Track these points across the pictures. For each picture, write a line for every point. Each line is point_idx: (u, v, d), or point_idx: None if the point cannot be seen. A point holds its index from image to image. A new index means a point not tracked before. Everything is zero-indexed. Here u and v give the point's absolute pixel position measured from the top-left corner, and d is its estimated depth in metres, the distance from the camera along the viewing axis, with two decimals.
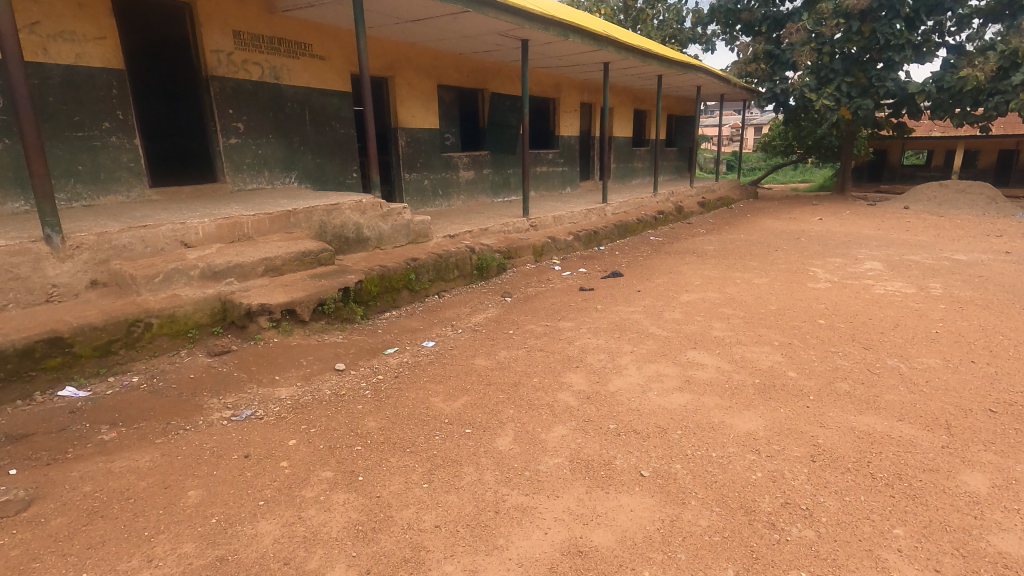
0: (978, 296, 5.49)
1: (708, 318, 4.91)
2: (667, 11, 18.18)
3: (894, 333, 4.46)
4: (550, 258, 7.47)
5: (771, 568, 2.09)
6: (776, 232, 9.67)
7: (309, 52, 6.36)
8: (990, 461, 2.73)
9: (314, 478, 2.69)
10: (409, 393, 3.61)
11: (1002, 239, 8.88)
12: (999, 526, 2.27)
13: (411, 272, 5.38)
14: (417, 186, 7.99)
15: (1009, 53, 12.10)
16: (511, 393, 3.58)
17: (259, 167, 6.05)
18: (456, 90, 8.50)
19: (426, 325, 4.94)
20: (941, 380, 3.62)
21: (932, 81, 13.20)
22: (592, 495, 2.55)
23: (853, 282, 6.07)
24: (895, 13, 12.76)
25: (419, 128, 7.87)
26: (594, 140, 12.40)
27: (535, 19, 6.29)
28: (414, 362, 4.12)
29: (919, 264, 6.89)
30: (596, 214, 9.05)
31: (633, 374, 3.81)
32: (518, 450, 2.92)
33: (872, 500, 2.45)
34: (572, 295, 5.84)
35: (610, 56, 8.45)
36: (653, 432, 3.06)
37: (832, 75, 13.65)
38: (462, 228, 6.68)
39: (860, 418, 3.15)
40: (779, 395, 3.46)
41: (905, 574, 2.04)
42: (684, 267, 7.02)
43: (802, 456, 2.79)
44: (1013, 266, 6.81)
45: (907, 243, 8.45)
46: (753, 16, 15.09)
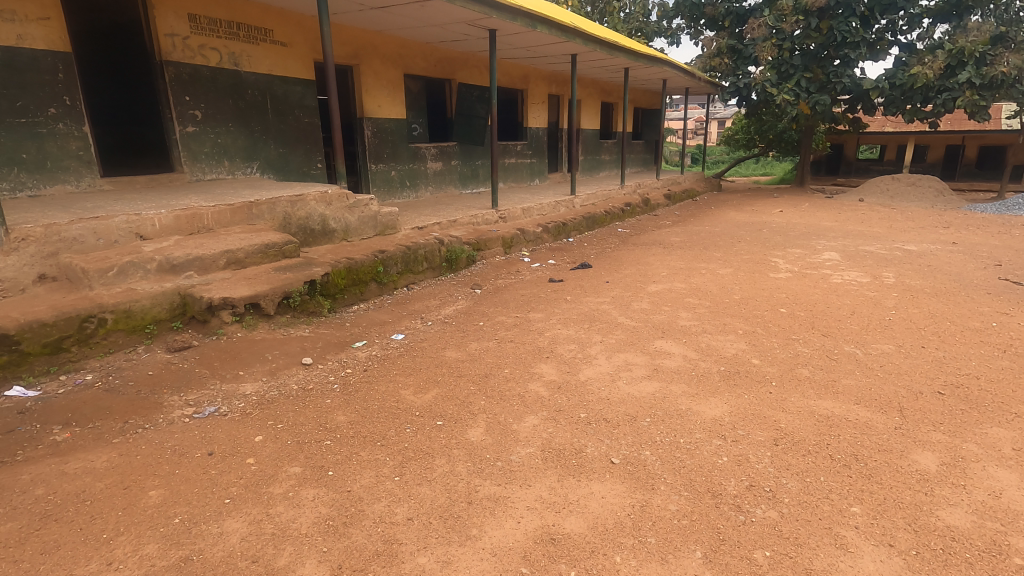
0: (928, 284, 5.75)
1: (674, 308, 5.01)
2: (633, 4, 18.33)
3: (851, 320, 4.64)
4: (519, 250, 7.47)
5: (736, 549, 2.15)
6: (738, 224, 9.89)
7: (270, 38, 6.17)
8: (939, 440, 2.87)
9: (281, 474, 2.63)
10: (379, 386, 3.56)
11: (949, 230, 9.31)
12: (946, 501, 2.40)
13: (379, 265, 5.30)
14: (383, 177, 7.86)
15: (955, 52, 12.65)
16: (482, 384, 3.58)
17: (218, 156, 5.85)
18: (422, 79, 8.38)
19: (395, 318, 4.88)
20: (894, 365, 3.80)
21: (885, 78, 13.68)
22: (564, 483, 2.57)
23: (811, 272, 6.28)
24: (851, 11, 13.15)
25: (385, 118, 7.74)
26: (562, 131, 12.45)
27: (503, 9, 6.23)
28: (384, 355, 4.07)
29: (874, 255, 7.17)
30: (564, 206, 9.08)
31: (602, 363, 3.85)
32: (490, 441, 2.93)
33: (831, 480, 2.55)
34: (541, 286, 5.84)
35: (578, 48, 8.46)
36: (623, 420, 3.10)
37: (792, 71, 14.00)
38: (430, 219, 6.63)
39: (820, 402, 3.27)
40: (744, 381, 3.56)
41: (863, 550, 2.13)
42: (651, 258, 7.13)
43: (765, 440, 2.88)
44: (959, 256, 7.16)
45: (863, 234, 8.77)
46: (716, 10, 15.34)
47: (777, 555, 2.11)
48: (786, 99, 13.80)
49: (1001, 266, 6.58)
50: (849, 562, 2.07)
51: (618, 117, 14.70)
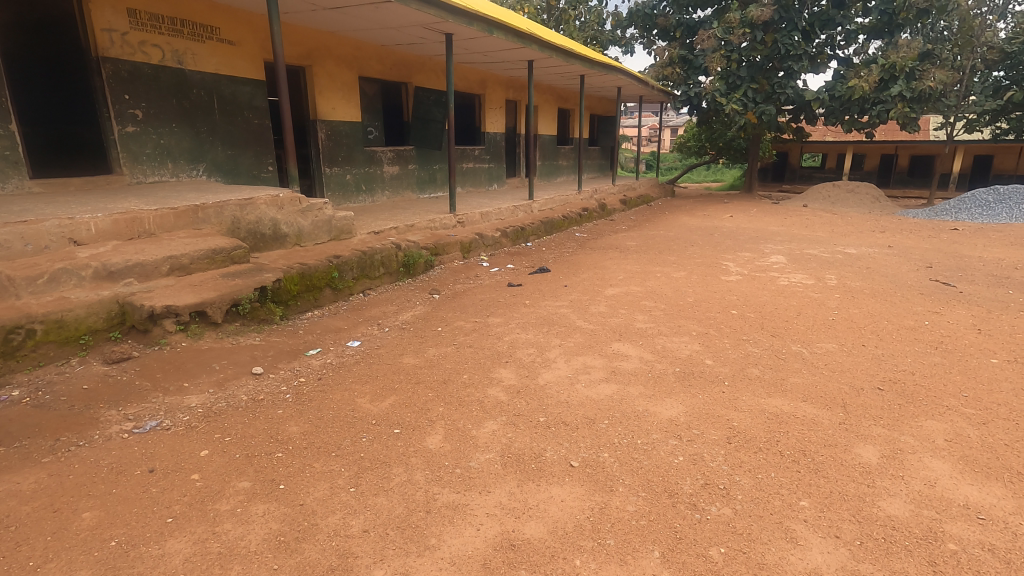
0: (867, 285, 6.06)
1: (631, 310, 5.09)
2: (588, 13, 18.65)
3: (798, 321, 4.83)
4: (478, 254, 7.45)
5: (692, 546, 2.19)
6: (691, 228, 10.17)
7: (216, 37, 5.94)
8: (879, 434, 3.01)
9: (229, 490, 2.51)
10: (334, 395, 3.46)
11: (885, 234, 9.83)
12: (887, 492, 2.52)
13: (333, 270, 5.18)
14: (338, 181, 7.70)
15: (888, 67, 13.41)
16: (440, 390, 3.53)
17: (161, 157, 5.59)
18: (378, 82, 8.27)
19: (350, 324, 4.77)
20: (838, 363, 3.97)
21: (825, 90, 14.35)
22: (523, 488, 2.56)
23: (760, 275, 6.52)
24: (794, 25, 13.81)
25: (339, 121, 7.59)
26: (519, 137, 12.52)
27: (460, 13, 6.21)
28: (339, 363, 3.96)
29: (817, 258, 7.49)
30: (522, 210, 9.11)
31: (561, 367, 3.87)
32: (448, 448, 2.89)
33: (780, 475, 2.64)
34: (500, 291, 5.83)
35: (534, 54, 8.52)
36: (582, 423, 3.12)
37: (739, 81, 14.54)
38: (387, 224, 6.51)
39: (770, 400, 3.38)
40: (697, 382, 3.64)
41: (812, 543, 2.20)
42: (608, 262, 7.23)
43: (719, 438, 2.95)
44: (894, 259, 7.57)
45: (807, 238, 9.16)
46: (668, 21, 15.78)
47: (731, 551, 2.16)
48: (734, 109, 14.35)
49: (932, 268, 7.00)
50: (799, 554, 2.14)
51: (574, 123, 14.92)
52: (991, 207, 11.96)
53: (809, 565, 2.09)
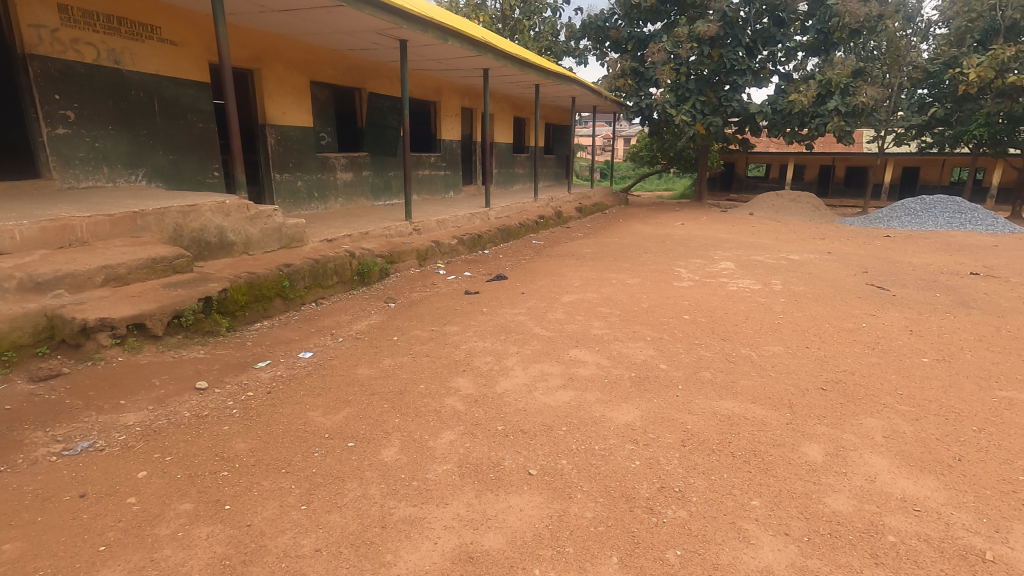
0: (809, 290, 6.35)
1: (587, 317, 5.15)
2: (543, 23, 18.92)
3: (746, 325, 5.00)
4: (434, 262, 7.38)
5: (649, 550, 2.21)
6: (644, 235, 10.40)
7: (157, 36, 5.69)
8: (824, 432, 3.14)
9: (169, 512, 2.37)
10: (284, 409, 3.34)
11: (825, 241, 10.34)
12: (832, 488, 2.62)
13: (284, 279, 5.02)
14: (289, 187, 7.48)
15: (824, 82, 14.10)
16: (396, 401, 3.46)
17: (95, 161, 5.29)
18: (330, 87, 8.11)
19: (302, 335, 4.62)
20: (784, 365, 4.12)
21: (768, 103, 15.01)
22: (481, 498, 2.53)
23: (710, 280, 6.72)
24: (738, 41, 14.48)
25: (289, 126, 7.38)
26: (475, 144, 12.52)
27: (414, 20, 6.17)
28: (289, 375, 3.83)
29: (764, 264, 7.79)
30: (479, 218, 9.08)
31: (519, 375, 3.86)
32: (404, 460, 2.82)
33: (733, 476, 2.71)
34: (457, 299, 5.79)
35: (489, 62, 8.55)
36: (540, 430, 3.12)
37: (688, 94, 15.01)
38: (340, 231, 6.37)
39: (722, 403, 3.47)
40: (652, 387, 3.70)
41: (763, 542, 2.26)
42: (565, 269, 7.30)
43: (674, 442, 3.01)
44: (833, 265, 7.96)
45: (754, 245, 9.52)
46: (620, 34, 16.20)
47: (687, 553, 2.19)
48: (683, 120, 14.80)
49: (868, 273, 7.40)
50: (751, 554, 2.19)
51: (530, 132, 15.05)
52: (920, 216, 12.77)
53: (761, 563, 2.14)
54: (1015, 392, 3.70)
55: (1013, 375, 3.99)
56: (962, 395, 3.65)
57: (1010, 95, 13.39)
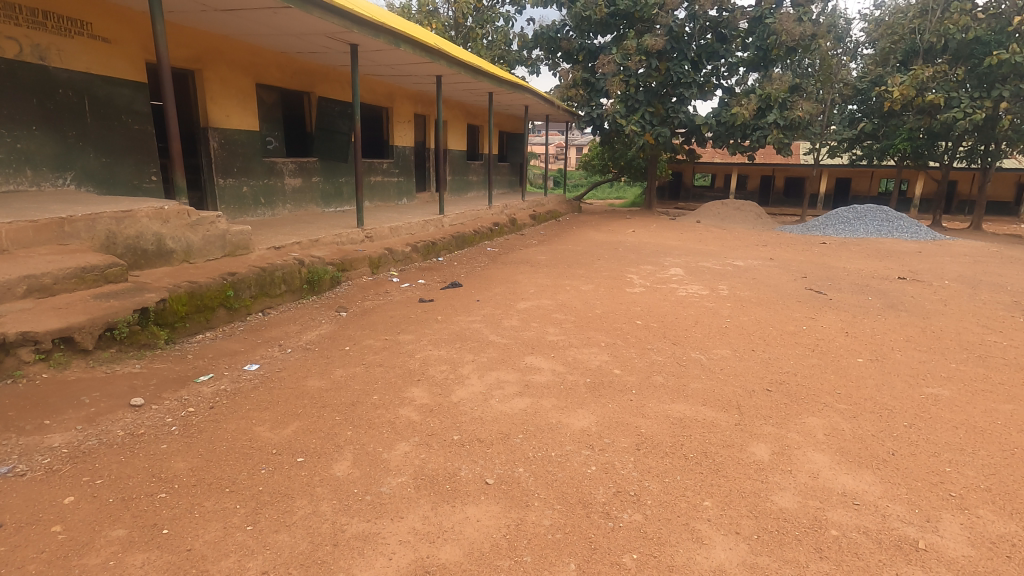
0: (754, 295, 6.61)
1: (542, 323, 5.17)
2: (495, 32, 19.05)
3: (695, 329, 5.15)
4: (388, 270, 7.25)
5: (606, 556, 2.22)
6: (597, 243, 10.58)
7: (88, 33, 5.37)
8: (770, 432, 3.26)
9: (100, 540, 2.21)
10: (228, 425, 3.18)
11: (767, 248, 10.81)
12: (778, 486, 2.71)
13: (228, 288, 4.81)
14: (233, 193, 7.21)
15: (764, 97, 14.75)
16: (348, 413, 3.36)
17: (18, 163, 4.92)
18: (278, 91, 7.87)
19: (248, 346, 4.43)
20: (732, 367, 4.26)
21: (713, 116, 15.55)
22: (438, 510, 2.48)
23: (661, 286, 6.90)
24: (683, 55, 15.01)
25: (234, 129, 7.12)
26: (429, 151, 12.44)
27: (365, 25, 6.07)
28: (234, 389, 3.66)
29: (711, 270, 8.06)
30: (433, 225, 9.00)
31: (475, 383, 3.83)
32: (357, 474, 2.74)
33: (686, 477, 2.77)
34: (411, 307, 5.70)
35: (442, 69, 8.52)
36: (496, 439, 3.10)
37: (637, 104, 15.41)
38: (288, 239, 6.17)
39: (674, 406, 3.56)
40: (607, 391, 3.74)
41: (715, 542, 2.31)
42: (520, 276, 7.33)
43: (629, 446, 3.05)
44: (775, 270, 8.32)
45: (701, 252, 9.85)
46: (571, 45, 16.51)
47: (643, 556, 2.22)
48: (633, 130, 15.17)
49: (807, 278, 7.77)
50: (704, 553, 2.24)
51: (483, 140, 15.08)
52: (852, 224, 13.56)
53: (713, 562, 2.19)
54: (940, 388, 3.96)
55: (937, 372, 4.27)
56: (893, 392, 3.88)
57: (929, 111, 14.27)
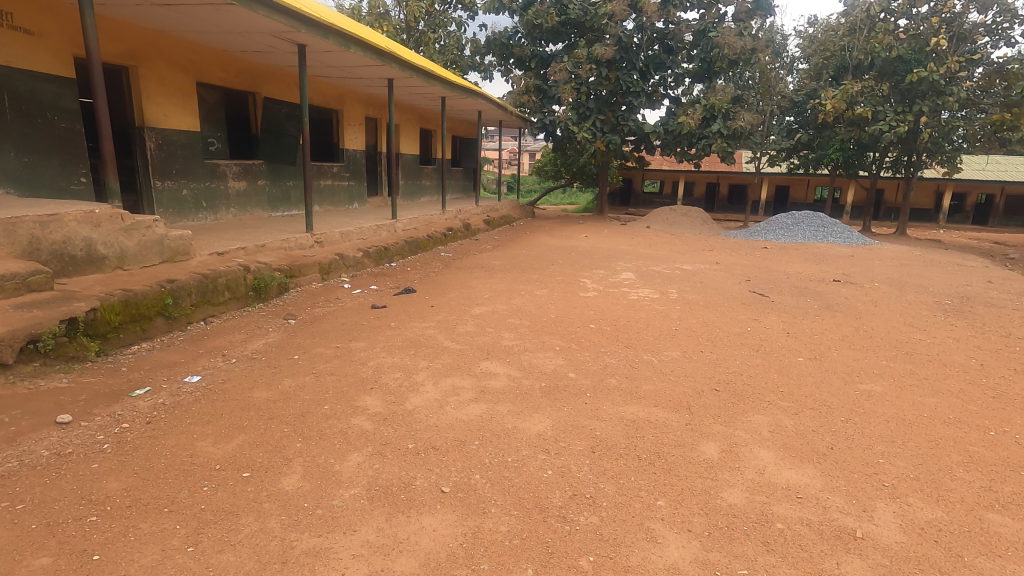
0: (701, 298, 6.83)
1: (497, 328, 5.17)
2: (447, 37, 19.00)
3: (647, 332, 5.27)
4: (339, 276, 7.07)
5: (563, 560, 2.22)
6: (551, 247, 10.68)
7: (9, 23, 5.00)
8: (718, 430, 3.36)
9: (21, 571, 2.04)
10: (167, 441, 3.01)
11: (714, 253, 11.20)
12: (727, 483, 2.80)
13: (167, 296, 4.56)
14: (172, 196, 6.87)
15: (709, 107, 15.30)
16: (297, 425, 3.24)
17: None
18: (220, 90, 7.56)
19: (189, 357, 4.21)
20: (682, 368, 4.38)
21: (661, 124, 16.02)
22: (393, 522, 2.42)
23: (614, 290, 7.03)
24: (632, 65, 15.42)
25: (172, 130, 6.79)
26: (380, 155, 12.26)
27: (313, 25, 5.92)
28: (173, 403, 3.46)
29: (661, 274, 8.28)
30: (386, 230, 8.85)
31: (429, 390, 3.77)
32: (308, 488, 2.64)
33: (639, 478, 2.81)
34: (363, 314, 5.58)
35: (394, 73, 8.41)
36: (452, 446, 3.06)
37: (589, 112, 15.70)
38: (233, 244, 5.92)
39: (627, 408, 3.62)
40: (562, 395, 3.77)
41: (669, 540, 2.36)
42: (475, 281, 7.31)
43: (584, 448, 3.08)
44: (721, 274, 8.63)
45: (652, 256, 10.10)
46: (523, 52, 16.67)
47: (599, 558, 2.24)
48: (585, 137, 15.43)
49: (751, 281, 8.10)
50: (658, 552, 2.28)
51: (436, 144, 14.98)
52: (791, 229, 14.24)
53: (667, 561, 2.23)
54: (873, 384, 4.20)
55: (870, 369, 4.53)
56: (831, 389, 4.08)
57: (858, 124, 15.18)
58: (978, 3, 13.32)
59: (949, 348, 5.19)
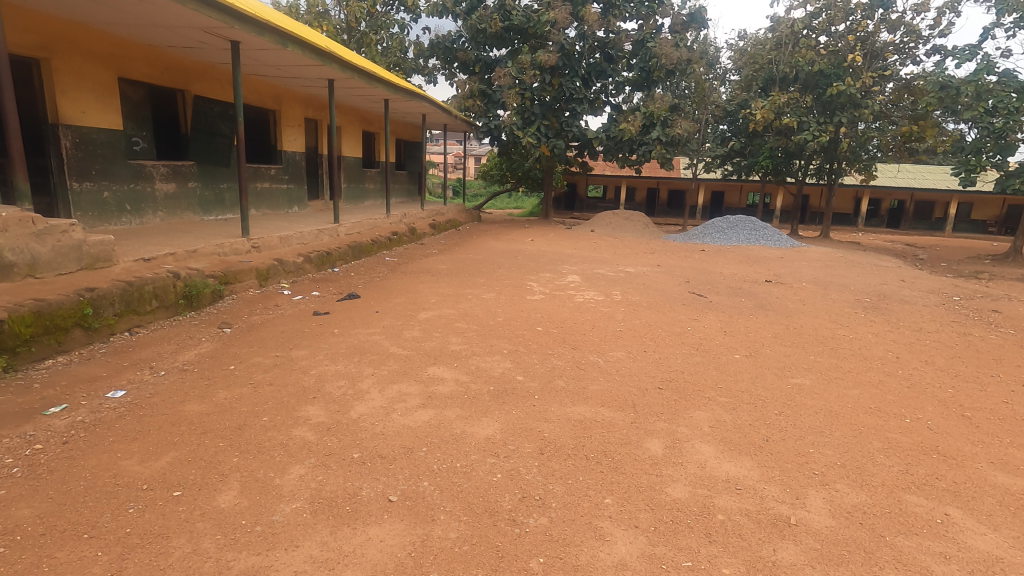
0: (644, 299, 7.02)
1: (445, 333, 5.12)
2: (390, 39, 18.74)
3: (593, 333, 5.36)
4: (278, 282, 6.80)
5: (513, 563, 2.22)
6: (497, 251, 10.70)
7: None
8: (662, 427, 3.46)
9: None
10: (87, 462, 2.79)
11: (655, 256, 11.54)
12: (671, 478, 2.88)
13: (86, 306, 4.24)
14: (91, 199, 6.41)
15: (648, 115, 15.78)
16: (233, 439, 3.08)
17: None
18: (145, 87, 7.13)
19: (112, 370, 3.93)
20: (627, 368, 4.48)
21: (603, 131, 16.40)
22: (338, 534, 2.34)
23: (560, 293, 7.12)
24: (575, 72, 15.72)
25: (91, 128, 6.35)
26: (321, 157, 11.91)
27: (247, 21, 5.68)
28: (94, 421, 3.21)
29: (605, 277, 8.45)
30: (328, 234, 8.61)
31: (375, 398, 3.68)
32: (246, 504, 2.52)
33: (587, 478, 2.85)
34: (304, 321, 5.39)
35: (334, 73, 8.20)
36: (399, 454, 2.99)
37: (533, 117, 15.87)
38: (161, 250, 5.59)
39: (575, 408, 3.66)
40: (511, 398, 3.77)
41: (616, 537, 2.40)
42: (421, 285, 7.22)
43: (533, 450, 3.09)
44: (662, 276, 8.91)
45: (597, 260, 10.30)
46: (467, 56, 16.69)
47: (549, 559, 2.24)
48: (530, 142, 15.59)
49: (690, 283, 8.40)
50: (606, 550, 2.31)
51: (380, 147, 14.73)
52: (727, 232, 14.90)
53: (615, 558, 2.27)
54: (802, 378, 4.45)
55: (799, 364, 4.79)
56: (764, 383, 4.29)
57: (785, 133, 16.11)
58: (888, 24, 14.44)
59: (869, 343, 5.56)
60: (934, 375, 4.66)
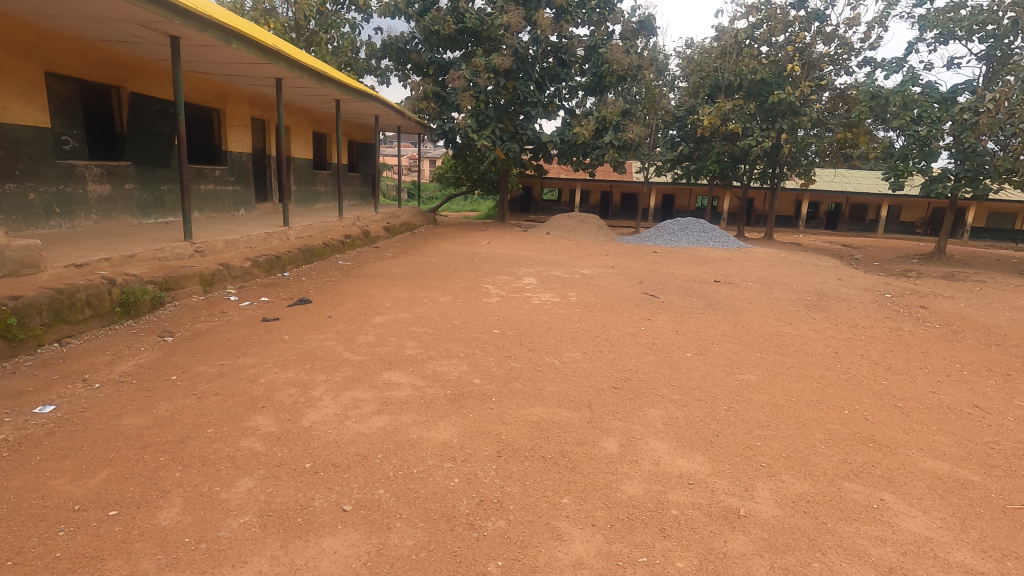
0: (598, 300, 7.14)
1: (400, 337, 5.04)
2: (340, 38, 18.36)
3: (549, 335, 5.40)
4: (223, 287, 6.53)
5: (470, 567, 2.20)
6: (453, 254, 10.64)
7: None
8: (618, 426, 3.52)
9: None
10: (10, 483, 2.59)
11: (609, 257, 11.77)
12: (626, 476, 2.93)
13: (9, 315, 3.95)
14: (15, 201, 5.99)
15: (601, 119, 16.03)
16: (176, 452, 2.93)
17: None
18: (75, 82, 6.72)
19: (40, 384, 3.68)
20: (583, 368, 4.54)
21: (557, 134, 16.59)
22: (289, 548, 2.26)
23: (516, 295, 7.14)
24: (529, 76, 15.84)
25: (14, 125, 5.93)
26: (269, 158, 11.53)
27: (187, 15, 5.43)
28: (19, 439, 2.99)
29: (561, 278, 8.54)
30: (276, 238, 8.33)
31: (327, 405, 3.58)
32: (189, 520, 2.40)
33: (544, 479, 2.86)
34: (252, 327, 5.20)
35: (281, 72, 7.95)
36: (353, 462, 2.92)
37: (487, 120, 15.80)
38: (95, 255, 5.28)
39: (531, 410, 3.67)
40: (468, 402, 3.75)
41: (574, 536, 2.42)
42: (375, 289, 7.09)
43: (490, 453, 3.08)
44: (616, 277, 9.09)
45: (552, 262, 10.40)
46: (421, 58, 16.57)
47: (507, 562, 2.24)
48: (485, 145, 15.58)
49: (643, 283, 8.60)
50: (563, 549, 2.33)
51: (331, 149, 14.40)
52: (677, 234, 15.34)
53: (572, 557, 2.28)
54: (749, 374, 4.62)
55: (747, 361, 4.97)
56: (715, 380, 4.43)
57: (731, 138, 16.72)
58: (823, 36, 15.22)
59: (810, 339, 5.83)
60: (869, 368, 4.93)
